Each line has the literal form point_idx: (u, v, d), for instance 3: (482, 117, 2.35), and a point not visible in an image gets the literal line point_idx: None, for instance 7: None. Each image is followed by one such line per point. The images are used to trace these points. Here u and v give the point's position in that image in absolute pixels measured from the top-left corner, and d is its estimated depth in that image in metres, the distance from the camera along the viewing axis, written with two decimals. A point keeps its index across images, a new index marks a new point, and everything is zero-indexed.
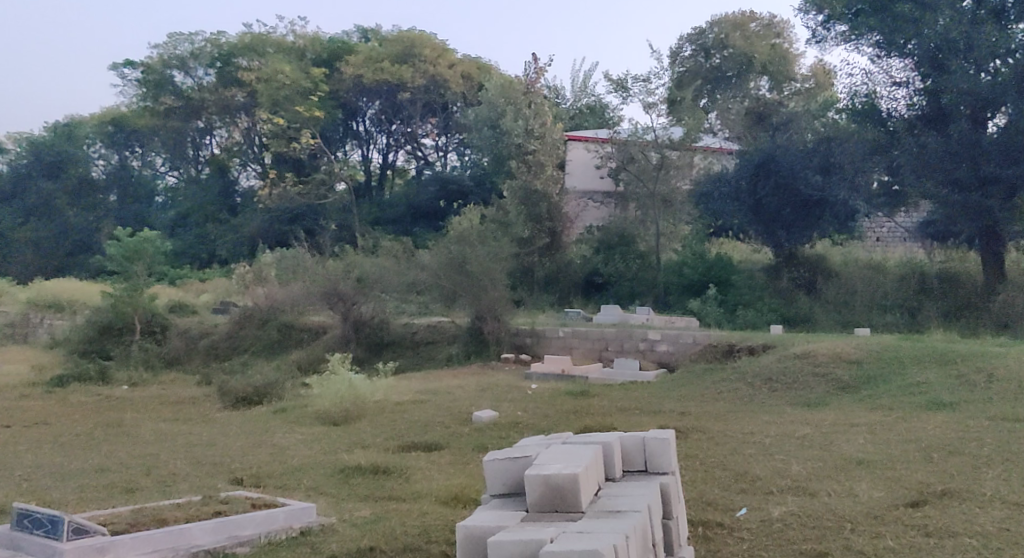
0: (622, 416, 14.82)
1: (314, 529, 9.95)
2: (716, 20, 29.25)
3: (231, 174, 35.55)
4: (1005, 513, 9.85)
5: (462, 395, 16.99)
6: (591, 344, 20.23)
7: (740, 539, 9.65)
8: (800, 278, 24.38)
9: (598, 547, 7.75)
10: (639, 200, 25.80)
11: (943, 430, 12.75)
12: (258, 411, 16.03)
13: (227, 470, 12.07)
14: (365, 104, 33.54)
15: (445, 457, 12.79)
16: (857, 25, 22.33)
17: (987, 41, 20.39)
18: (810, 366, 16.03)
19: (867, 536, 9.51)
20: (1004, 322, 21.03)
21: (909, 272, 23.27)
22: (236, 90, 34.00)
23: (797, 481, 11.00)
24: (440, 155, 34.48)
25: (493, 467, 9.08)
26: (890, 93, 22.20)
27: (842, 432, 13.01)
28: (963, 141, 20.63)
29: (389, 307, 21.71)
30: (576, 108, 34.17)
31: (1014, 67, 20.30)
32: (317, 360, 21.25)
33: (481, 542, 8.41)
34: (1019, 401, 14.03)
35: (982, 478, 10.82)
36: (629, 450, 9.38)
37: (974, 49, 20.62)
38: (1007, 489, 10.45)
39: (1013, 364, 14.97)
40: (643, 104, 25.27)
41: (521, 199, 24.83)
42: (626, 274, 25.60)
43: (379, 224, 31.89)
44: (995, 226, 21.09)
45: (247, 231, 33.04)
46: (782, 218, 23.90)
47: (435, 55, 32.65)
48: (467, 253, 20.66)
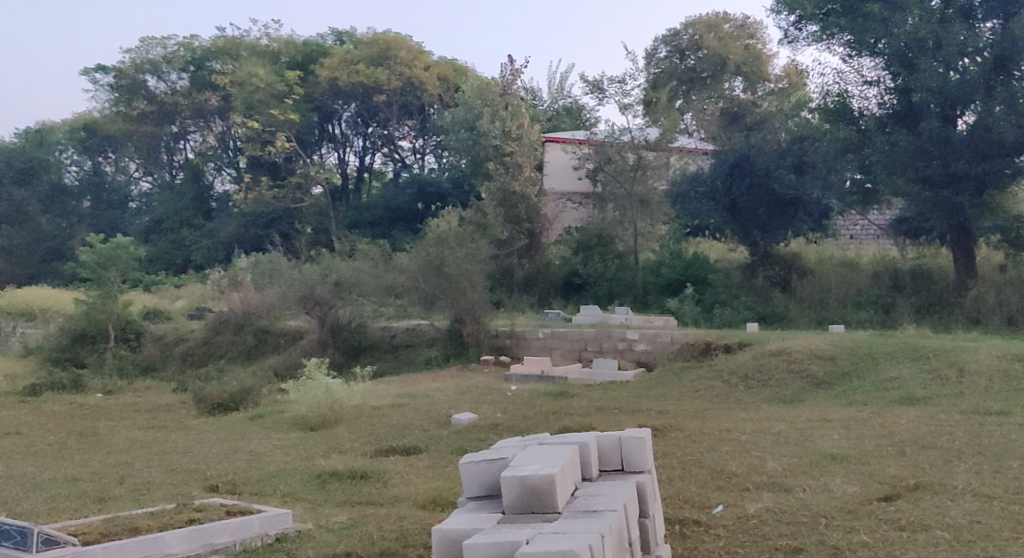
0: (600, 415, 14.84)
1: (290, 535, 9.95)
2: (690, 21, 29.30)
3: (207, 179, 35.57)
4: (976, 506, 9.92)
5: (441, 397, 16.99)
6: (570, 344, 20.30)
7: (716, 536, 9.68)
8: (775, 277, 24.45)
9: (573, 547, 7.76)
10: (617, 201, 26.03)
11: (917, 425, 12.84)
12: (234, 418, 15.97)
13: (202, 477, 12.03)
14: (341, 107, 33.54)
15: (423, 461, 12.76)
16: (828, 24, 22.47)
17: (956, 40, 20.47)
18: (785, 362, 16.10)
19: (841, 531, 9.55)
20: (975, 316, 21.26)
21: (883, 270, 23.42)
22: (210, 94, 34.30)
23: (773, 477, 11.06)
24: (417, 158, 34.36)
25: (470, 469, 9.09)
26: (862, 93, 22.41)
27: (817, 428, 13.10)
28: (933, 139, 20.77)
29: (366, 311, 21.69)
30: (553, 109, 34.24)
31: (983, 66, 20.40)
32: (294, 365, 21.22)
33: (457, 545, 8.41)
34: (991, 394, 14.16)
35: (953, 471, 10.91)
36: (605, 450, 9.40)
37: (943, 48, 20.73)
38: (979, 482, 10.52)
39: (984, 358, 15.08)
40: (619, 105, 25.33)
41: (499, 201, 25.02)
42: (604, 275, 25.39)
43: (357, 227, 31.90)
44: (966, 223, 21.31)
45: (222, 236, 33.00)
46: (757, 218, 24.10)
47: (411, 57, 32.75)
48: (446, 255, 20.56)
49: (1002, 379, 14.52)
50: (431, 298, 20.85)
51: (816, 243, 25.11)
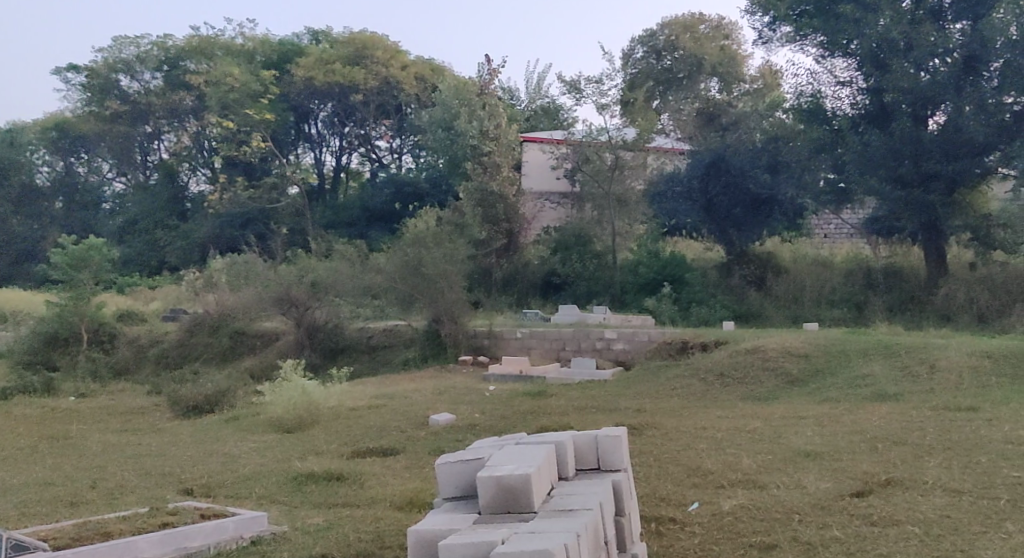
0: (578, 415, 14.82)
1: (265, 538, 9.93)
2: (666, 22, 29.34)
3: (182, 179, 35.35)
4: (945, 501, 9.98)
5: (418, 398, 16.98)
6: (548, 344, 20.34)
7: (692, 534, 9.70)
8: (750, 276, 24.55)
9: (549, 546, 7.77)
10: (596, 201, 26.22)
11: (888, 421, 12.91)
12: (209, 420, 15.87)
13: (176, 480, 11.99)
14: (317, 106, 33.45)
15: (401, 461, 12.79)
16: (802, 25, 22.61)
17: (926, 41, 20.66)
18: (760, 361, 16.13)
19: (815, 527, 9.60)
20: (946, 314, 21.41)
21: (856, 268, 23.55)
22: (184, 93, 34.10)
23: (747, 475, 11.09)
24: (395, 157, 34.28)
25: (446, 470, 9.09)
26: (835, 93, 22.57)
27: (790, 424, 13.16)
28: (905, 139, 20.95)
29: (343, 312, 21.64)
30: (531, 109, 34.21)
31: (953, 67, 20.59)
32: (270, 366, 21.16)
33: (432, 546, 8.41)
34: (961, 391, 14.29)
35: (923, 467, 10.97)
36: (581, 448, 9.42)
37: (913, 49, 20.93)
38: (949, 477, 10.60)
39: (955, 355, 15.19)
40: (596, 105, 25.36)
41: (477, 201, 25.01)
42: (584, 275, 25.45)
43: (334, 227, 31.91)
44: (937, 221, 21.47)
45: (197, 237, 32.81)
46: (733, 217, 24.23)
47: (388, 57, 32.80)
48: (423, 255, 20.55)
49: (973, 376, 14.66)
50: (409, 299, 20.84)
51: (791, 242, 25.23)
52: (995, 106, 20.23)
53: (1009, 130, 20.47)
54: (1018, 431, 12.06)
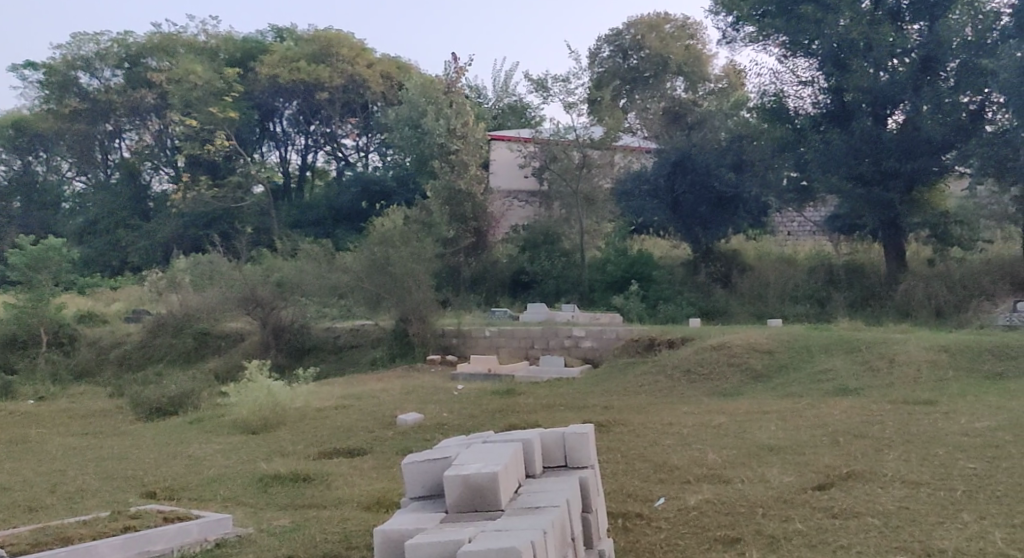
0: (547, 413, 14.77)
1: (230, 541, 9.86)
2: (633, 21, 29.38)
3: (145, 177, 34.80)
4: (904, 492, 10.03)
5: (386, 398, 16.90)
6: (517, 343, 20.30)
7: (658, 529, 9.69)
8: (716, 274, 24.63)
9: (515, 544, 7.73)
10: (564, 199, 25.67)
11: (849, 415, 12.97)
12: (172, 423, 15.71)
13: (139, 484, 11.87)
14: (281, 104, 33.29)
15: (368, 461, 12.72)
16: (764, 26, 22.69)
17: (885, 40, 20.89)
18: (725, 357, 16.15)
19: (778, 520, 9.62)
20: (905, 310, 21.57)
21: (819, 265, 23.68)
22: (146, 91, 33.12)
23: (712, 469, 11.11)
24: (361, 156, 34.10)
25: (413, 469, 9.04)
26: (797, 93, 22.76)
27: (754, 420, 13.18)
28: (865, 138, 21.11)
29: (310, 312, 21.53)
30: (498, 108, 34.16)
31: (910, 67, 20.90)
32: (235, 368, 21.03)
33: (399, 545, 8.36)
34: (920, 385, 14.40)
35: (883, 460, 11.02)
36: (548, 446, 9.38)
37: (873, 49, 21.11)
38: (909, 469, 10.66)
39: (914, 350, 15.31)
40: (563, 104, 25.35)
41: (445, 200, 24.94)
42: (552, 273, 25.41)
43: (299, 226, 31.81)
44: (897, 218, 21.62)
45: (160, 237, 32.48)
46: (699, 215, 24.27)
47: (354, 55, 32.63)
48: (391, 255, 20.43)
49: (931, 369, 14.79)
50: (376, 299, 20.74)
51: (755, 239, 25.34)
52: (952, 106, 20.44)
53: (965, 129, 20.66)
54: (974, 423, 12.16)
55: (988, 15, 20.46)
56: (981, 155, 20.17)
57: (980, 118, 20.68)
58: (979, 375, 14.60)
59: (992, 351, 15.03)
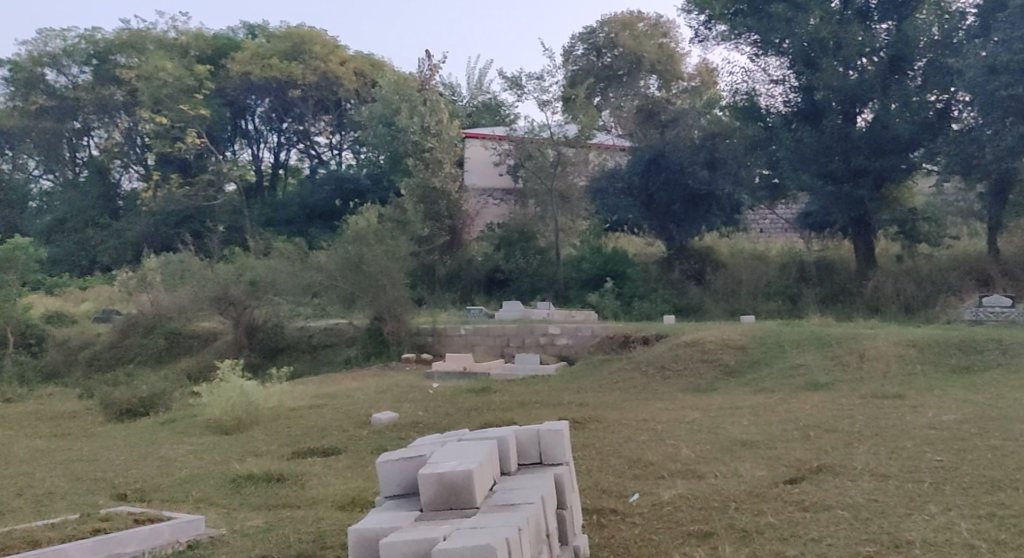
0: (522, 411, 14.73)
1: (202, 541, 9.75)
2: (607, 19, 29.68)
3: (113, 176, 34.64)
4: (873, 485, 10.04)
5: (360, 397, 16.80)
6: (492, 340, 20.25)
7: (633, 524, 9.66)
8: (690, 270, 24.66)
9: (489, 541, 7.68)
10: (539, 196, 25.68)
11: (820, 410, 12.99)
12: (143, 424, 15.57)
13: (109, 486, 11.74)
14: (254, 102, 33.11)
15: (342, 461, 12.62)
16: (736, 24, 22.80)
17: (855, 40, 21.11)
18: (699, 353, 16.16)
19: (750, 514, 9.59)
20: (874, 305, 21.65)
21: (791, 261, 23.74)
22: (115, 89, 32.99)
23: (686, 465, 11.09)
24: (334, 154, 34.08)
25: (387, 468, 8.97)
26: (768, 91, 22.92)
27: (728, 415, 13.18)
28: (835, 135, 21.38)
29: (283, 310, 21.41)
30: (472, 105, 34.10)
31: (879, 66, 21.21)
32: (207, 368, 20.88)
33: (373, 544, 8.29)
34: (889, 379, 14.45)
35: (853, 453, 11.03)
36: (523, 443, 9.33)
37: (842, 48, 21.32)
38: (878, 462, 10.67)
39: (883, 344, 15.36)
40: (538, 102, 25.27)
41: (419, 198, 25.02)
42: (527, 270, 25.36)
43: (272, 225, 31.63)
44: (866, 216, 21.71)
45: (130, 236, 32.07)
46: (673, 212, 24.25)
47: (326, 52, 32.46)
48: (365, 253, 20.33)
49: (899, 364, 14.84)
50: (351, 297, 20.63)
51: (728, 236, 25.38)
52: (919, 105, 20.82)
53: (932, 127, 20.89)
54: (941, 416, 12.19)
55: (953, 15, 20.87)
56: (949, 153, 20.50)
57: (947, 117, 20.90)
58: (946, 369, 14.65)
59: (959, 346, 15.09)
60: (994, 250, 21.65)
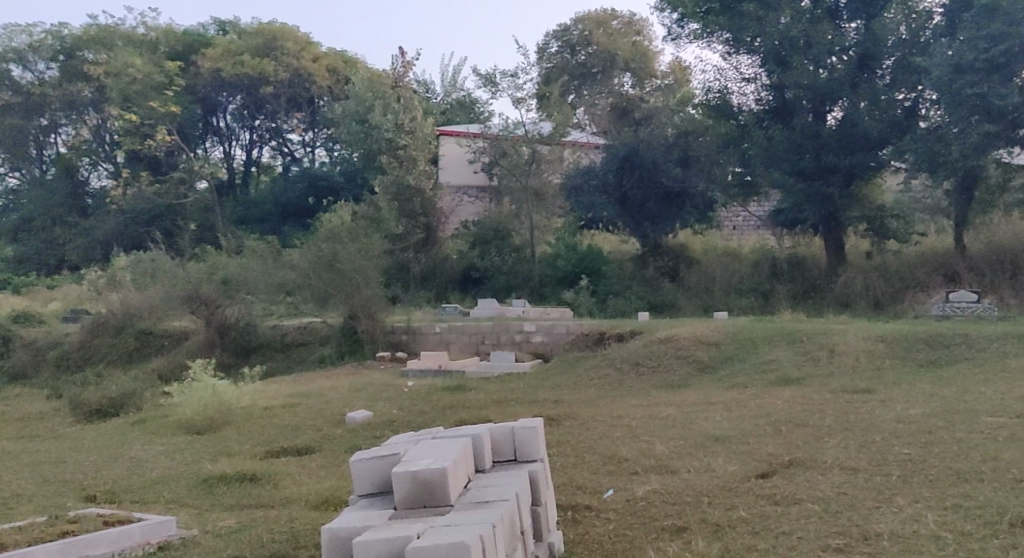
0: (496, 408, 14.66)
1: (173, 543, 9.63)
2: (580, 18, 29.65)
3: (82, 173, 33.64)
4: (843, 478, 10.03)
5: (334, 396, 16.68)
6: (467, 339, 20.17)
7: (607, 520, 9.60)
8: (664, 267, 24.67)
9: (464, 539, 7.60)
10: (514, 194, 25.29)
11: (791, 404, 12.98)
12: (113, 424, 15.40)
13: (78, 488, 11.58)
14: (225, 99, 32.88)
15: (316, 460, 12.49)
16: (708, 23, 22.80)
17: (824, 39, 21.12)
18: (672, 350, 16.14)
19: (723, 509, 9.56)
20: (845, 300, 21.70)
21: (763, 258, 23.78)
22: (83, 85, 32.43)
23: (660, 460, 11.05)
24: (307, 151, 34.04)
25: (361, 467, 8.87)
26: (741, 89, 22.95)
27: (701, 410, 13.15)
28: (806, 133, 21.44)
29: (256, 309, 21.25)
30: (447, 103, 34.06)
31: (849, 65, 21.24)
32: (179, 368, 20.69)
33: (346, 544, 8.20)
34: (858, 374, 14.48)
35: (823, 447, 11.03)
36: (497, 440, 9.26)
37: (813, 47, 21.33)
38: (849, 455, 10.67)
39: (853, 339, 15.39)
40: (513, 99, 25.15)
41: (393, 195, 24.90)
42: (502, 269, 25.20)
43: (245, 223, 31.45)
44: (836, 213, 21.78)
45: (99, 234, 31.79)
46: (648, 210, 24.22)
47: (298, 48, 32.48)
48: (339, 251, 20.20)
49: (869, 359, 14.88)
50: (325, 296, 20.48)
51: (702, 233, 25.40)
52: (888, 103, 20.96)
53: (899, 126, 21.12)
54: (909, 410, 12.20)
55: (920, 15, 20.80)
56: (915, 151, 20.47)
57: (914, 116, 21.11)
58: (914, 363, 14.69)
59: (927, 340, 15.12)
60: (961, 247, 21.58)
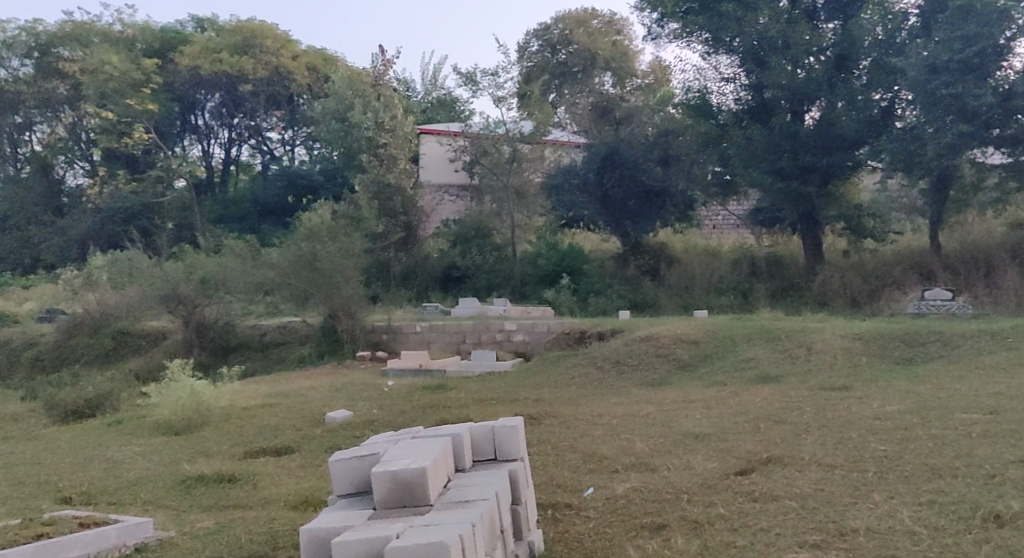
0: (477, 407, 14.60)
1: (151, 545, 9.53)
2: (561, 17, 29.52)
3: (57, 171, 33.37)
4: (820, 475, 10.02)
5: (314, 396, 16.59)
6: (448, 338, 20.11)
7: (587, 518, 9.56)
8: (645, 266, 24.67)
9: (443, 539, 7.54)
10: (495, 193, 25.48)
11: (770, 402, 12.97)
12: (90, 425, 15.27)
13: (53, 490, 11.47)
14: (203, 97, 32.72)
15: (295, 460, 12.41)
16: (687, 23, 22.72)
17: (802, 40, 21.15)
18: (652, 348, 16.11)
19: (702, 506, 9.53)
20: (823, 299, 21.74)
21: (742, 257, 23.80)
22: (58, 82, 32.34)
23: (640, 458, 11.01)
24: (287, 150, 33.88)
25: (340, 467, 8.80)
26: (720, 89, 22.95)
27: (681, 409, 13.12)
28: (784, 134, 21.42)
29: (235, 309, 21.14)
30: (427, 101, 33.98)
31: (826, 65, 21.30)
32: (156, 368, 20.56)
33: (325, 544, 8.13)
34: (836, 371, 14.49)
35: (801, 444, 11.02)
36: (477, 440, 9.20)
37: (791, 47, 21.36)
38: (826, 452, 10.65)
39: (830, 337, 15.40)
40: (494, 97, 25.05)
41: (373, 193, 24.79)
42: (484, 267, 24.97)
43: (223, 222, 31.30)
44: (814, 212, 21.82)
45: (75, 233, 31.52)
46: (628, 209, 24.21)
47: (277, 46, 32.33)
48: (318, 250, 20.11)
49: (846, 356, 14.89)
50: (304, 295, 20.37)
51: (682, 232, 25.40)
52: (865, 103, 20.93)
53: (876, 126, 21.16)
54: (886, 407, 12.20)
55: (896, 15, 20.96)
56: (892, 150, 20.51)
57: (891, 115, 21.20)
58: (891, 361, 14.72)
59: (903, 338, 15.15)
60: (936, 246, 21.62)
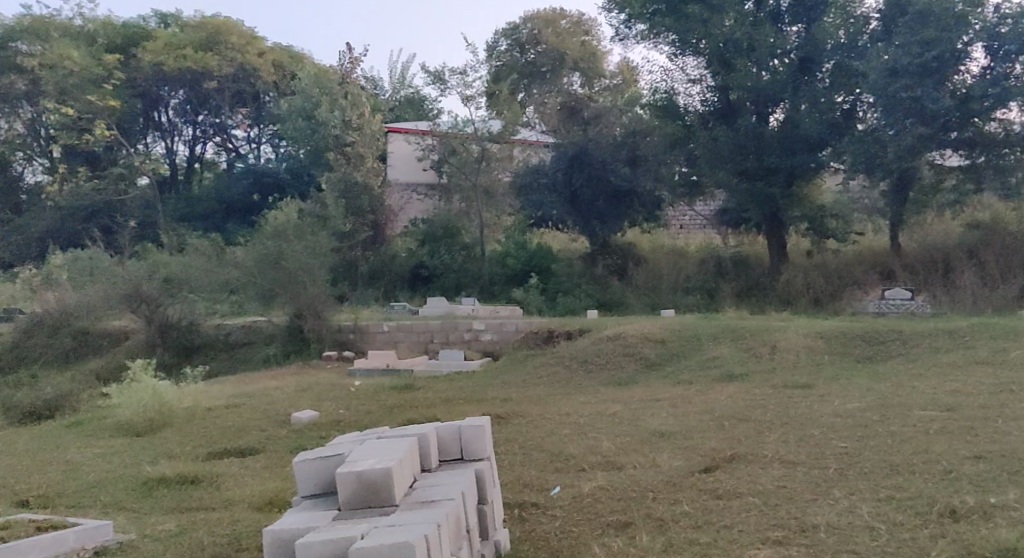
0: (443, 407, 14.49)
1: (110, 548, 9.37)
2: (530, 16, 29.57)
3: (15, 169, 32.85)
4: (782, 472, 9.97)
5: (279, 396, 16.41)
6: (415, 337, 19.97)
7: (553, 517, 9.46)
8: (612, 265, 24.63)
9: (408, 538, 7.43)
10: (463, 193, 25.29)
11: (735, 400, 12.93)
12: (49, 427, 15.02)
13: (9, 493, 11.23)
14: (167, 93, 32.38)
15: (259, 461, 12.25)
16: (654, 24, 22.58)
17: (767, 41, 21.20)
18: (619, 347, 16.04)
19: (667, 504, 9.47)
20: (787, 298, 21.76)
21: (709, 257, 23.80)
22: (16, 77, 30.89)
23: (606, 457, 10.93)
24: (252, 148, 33.58)
25: (305, 467, 8.66)
26: (686, 90, 23.05)
27: (648, 407, 13.05)
28: (748, 135, 21.54)
29: (199, 308, 20.91)
30: (395, 100, 33.80)
31: (790, 68, 21.34)
32: (119, 368, 20.29)
33: (288, 545, 8.00)
34: (799, 369, 14.49)
35: (765, 441, 10.98)
36: (444, 439, 9.08)
37: (755, 50, 21.40)
38: (789, 449, 10.62)
39: (793, 336, 15.39)
40: (462, 97, 24.98)
41: (341, 192, 24.73)
42: (451, 267, 24.88)
43: (186, 221, 30.99)
44: (779, 211, 21.84)
45: (34, 232, 30.89)
46: (596, 209, 24.16)
47: (243, 43, 32.19)
48: (284, 249, 19.96)
49: (809, 355, 14.89)
50: (269, 294, 20.27)
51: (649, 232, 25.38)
52: (827, 106, 20.93)
53: (838, 127, 21.16)
54: (847, 405, 12.18)
55: (858, 20, 20.98)
56: (853, 152, 20.41)
57: (852, 118, 21.17)
58: (852, 359, 14.73)
59: (864, 336, 15.17)
60: (897, 246, 21.70)
